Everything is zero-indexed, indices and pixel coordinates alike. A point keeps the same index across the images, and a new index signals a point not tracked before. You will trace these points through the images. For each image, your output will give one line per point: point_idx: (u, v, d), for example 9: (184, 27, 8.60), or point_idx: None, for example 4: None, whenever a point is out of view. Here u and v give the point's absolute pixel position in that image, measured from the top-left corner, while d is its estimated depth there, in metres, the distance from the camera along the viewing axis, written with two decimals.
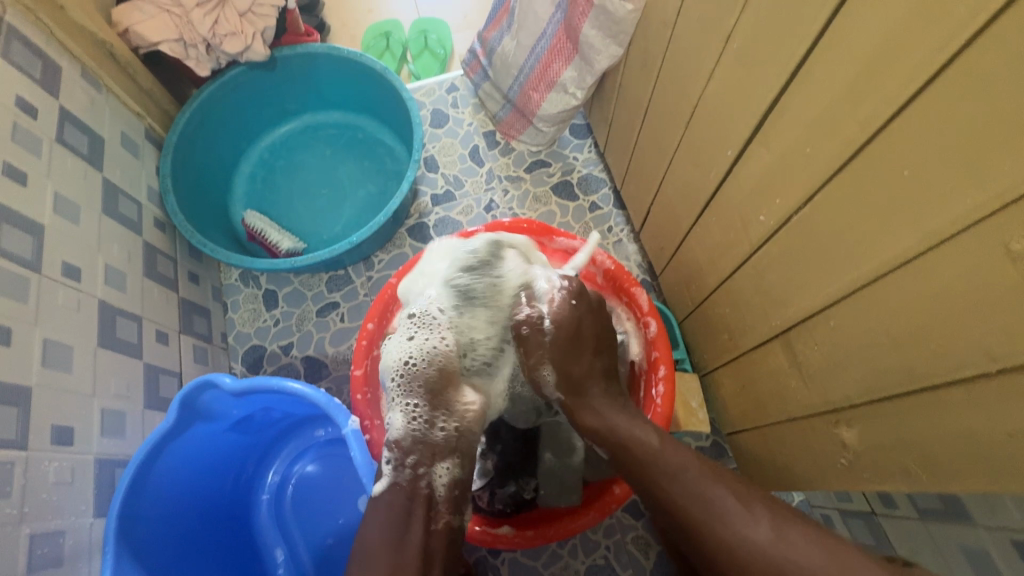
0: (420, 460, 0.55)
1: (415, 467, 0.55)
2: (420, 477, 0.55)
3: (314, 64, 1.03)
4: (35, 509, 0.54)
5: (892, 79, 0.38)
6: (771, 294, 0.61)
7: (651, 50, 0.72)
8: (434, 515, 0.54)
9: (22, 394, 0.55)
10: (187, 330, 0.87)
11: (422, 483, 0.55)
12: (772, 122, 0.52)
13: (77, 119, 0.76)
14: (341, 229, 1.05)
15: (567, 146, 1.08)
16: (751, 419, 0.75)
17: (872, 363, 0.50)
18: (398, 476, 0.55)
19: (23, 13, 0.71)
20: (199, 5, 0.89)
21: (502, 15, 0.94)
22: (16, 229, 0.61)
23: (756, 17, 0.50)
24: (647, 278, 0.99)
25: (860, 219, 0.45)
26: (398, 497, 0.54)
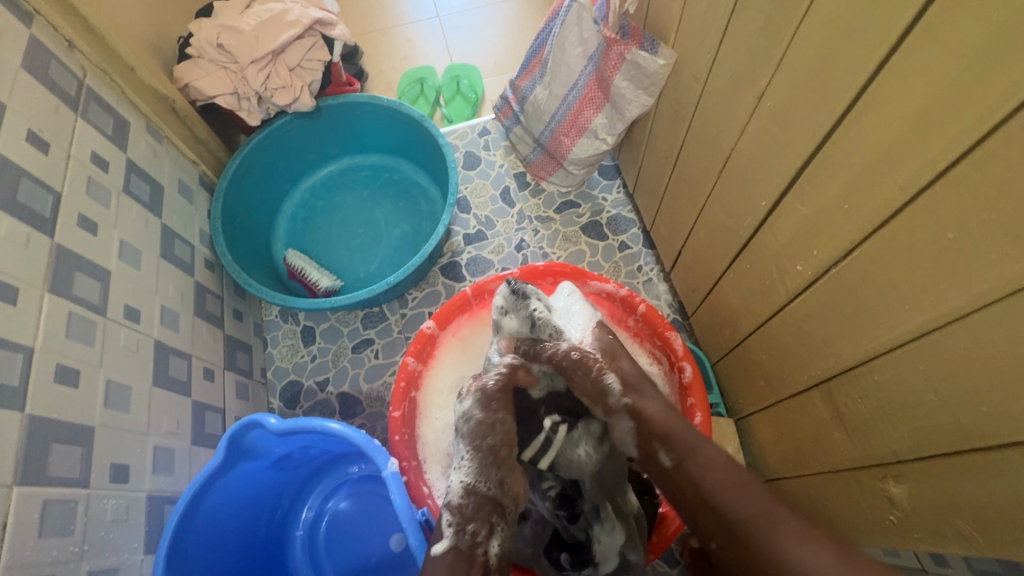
0: (478, 527, 0.56)
1: (474, 534, 0.56)
2: (478, 543, 0.56)
3: (355, 112, 1.08)
4: (93, 546, 0.57)
5: (932, 145, 0.40)
6: (809, 343, 0.61)
7: (682, 101, 0.74)
8: None
9: (85, 434, 0.58)
10: (231, 366, 0.90)
11: (479, 551, 0.55)
12: (806, 177, 0.53)
13: (141, 170, 0.82)
14: (377, 267, 1.08)
15: (596, 187, 1.11)
16: (789, 467, 0.73)
17: (919, 419, 0.49)
18: (459, 541, 0.56)
19: (100, 76, 0.78)
20: (253, 62, 0.96)
21: (535, 65, 0.98)
22: (86, 275, 0.65)
23: (788, 79, 0.52)
24: (678, 318, 0.99)
25: (902, 276, 0.46)
26: (457, 564, 0.55)
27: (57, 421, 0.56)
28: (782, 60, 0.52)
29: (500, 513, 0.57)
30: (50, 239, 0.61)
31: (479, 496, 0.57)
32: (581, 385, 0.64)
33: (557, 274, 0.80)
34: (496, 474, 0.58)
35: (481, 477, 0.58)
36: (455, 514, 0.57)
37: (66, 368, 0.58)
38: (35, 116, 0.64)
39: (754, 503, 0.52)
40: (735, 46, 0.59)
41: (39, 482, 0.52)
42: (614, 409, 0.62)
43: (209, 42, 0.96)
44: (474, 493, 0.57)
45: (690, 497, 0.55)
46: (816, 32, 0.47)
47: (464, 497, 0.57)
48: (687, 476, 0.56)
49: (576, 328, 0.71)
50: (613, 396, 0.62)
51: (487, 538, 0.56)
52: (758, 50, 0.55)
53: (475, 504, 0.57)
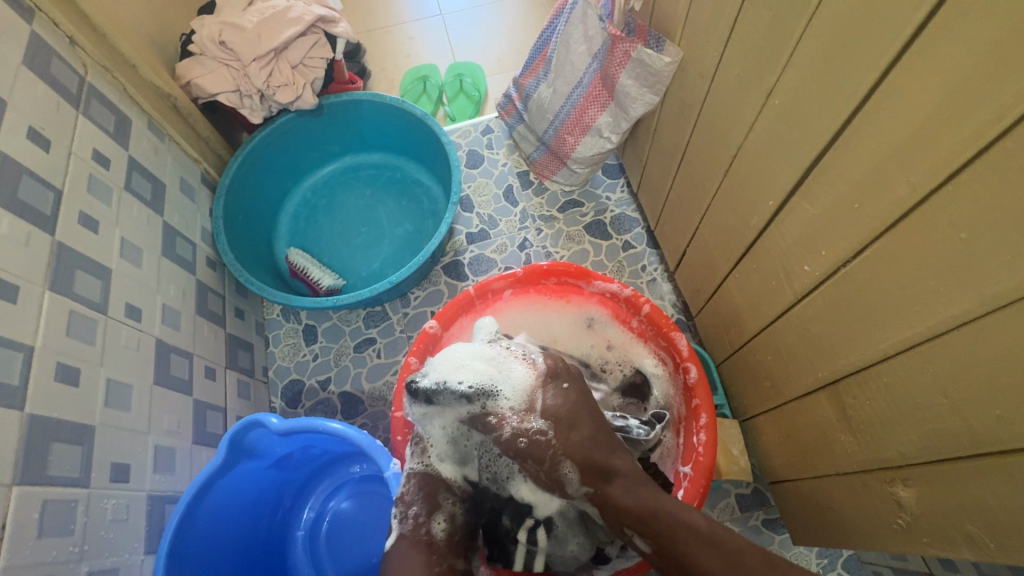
0: (421, 509, 0.57)
1: (416, 516, 0.57)
2: (421, 524, 0.56)
3: (357, 110, 1.08)
4: (93, 546, 0.56)
5: (945, 144, 0.39)
6: (816, 345, 0.60)
7: (688, 99, 0.74)
8: (436, 559, 0.54)
9: (86, 433, 0.58)
10: (232, 365, 0.89)
11: (423, 533, 0.56)
12: (815, 177, 0.52)
13: (143, 168, 0.81)
14: (379, 266, 1.08)
15: (600, 186, 1.10)
16: (795, 469, 0.73)
17: (928, 423, 0.48)
18: (402, 528, 0.56)
19: (101, 73, 0.77)
20: (255, 59, 0.95)
21: (539, 63, 0.97)
22: (87, 274, 0.64)
23: (797, 76, 0.51)
24: (682, 318, 0.99)
25: (913, 277, 0.45)
26: (402, 549, 0.55)
27: (57, 420, 0.55)
28: (791, 57, 0.51)
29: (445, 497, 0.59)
30: (50, 237, 0.61)
31: (427, 479, 0.60)
32: (538, 472, 0.53)
33: (561, 274, 0.80)
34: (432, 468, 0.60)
35: (429, 460, 0.61)
36: (400, 502, 0.58)
37: (66, 367, 0.58)
38: (35, 113, 0.64)
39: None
40: (743, 43, 0.58)
41: (39, 481, 0.52)
42: (575, 496, 0.52)
43: (212, 39, 0.96)
44: (420, 475, 0.60)
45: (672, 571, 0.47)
46: (827, 29, 0.46)
47: (410, 484, 0.59)
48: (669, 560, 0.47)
49: (509, 385, 0.56)
50: (570, 484, 0.52)
51: (430, 517, 0.57)
52: (766, 47, 0.54)
53: (421, 487, 0.59)
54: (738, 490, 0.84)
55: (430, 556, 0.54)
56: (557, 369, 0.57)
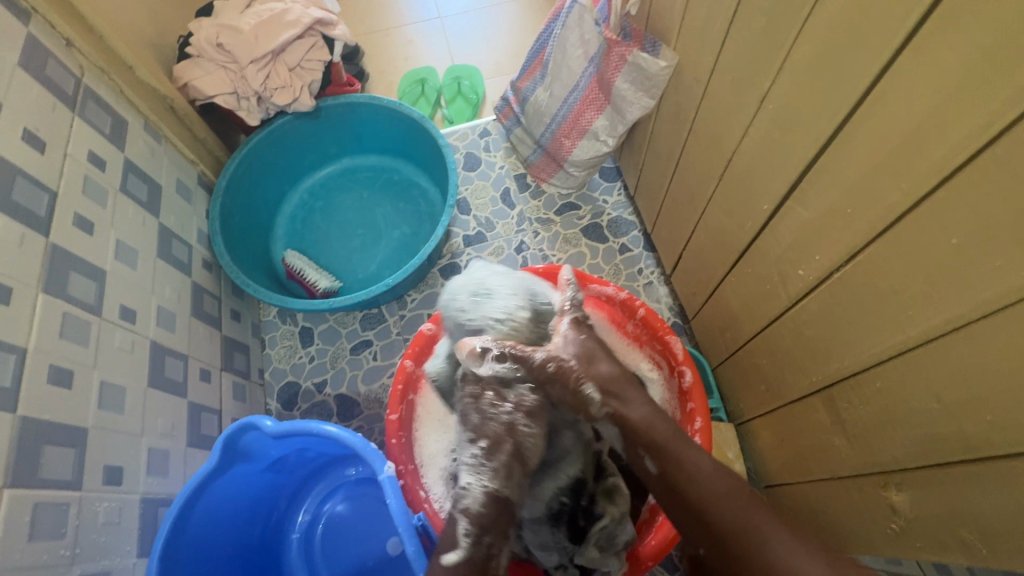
0: (493, 539, 0.52)
1: (491, 546, 0.52)
2: (492, 556, 0.52)
3: (355, 112, 1.08)
4: (85, 549, 0.56)
5: (936, 149, 0.39)
6: (811, 349, 0.60)
7: (683, 103, 0.74)
8: None
9: (78, 435, 0.58)
10: (228, 367, 0.89)
11: (491, 562, 0.52)
12: (808, 181, 0.53)
13: (139, 169, 0.81)
14: (376, 268, 1.08)
15: (597, 189, 1.10)
16: (790, 472, 0.73)
17: (921, 427, 0.48)
18: (473, 552, 0.51)
19: (98, 75, 0.77)
20: (253, 62, 0.96)
21: (536, 66, 0.98)
22: (81, 276, 0.64)
23: (790, 81, 0.51)
24: (678, 321, 0.99)
25: (906, 282, 0.45)
26: (469, 574, 0.51)
27: (50, 423, 0.55)
28: (785, 62, 0.51)
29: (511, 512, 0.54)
30: (45, 238, 0.61)
31: (496, 503, 0.52)
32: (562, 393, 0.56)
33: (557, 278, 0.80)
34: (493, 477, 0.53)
35: (494, 480, 0.53)
36: (470, 523, 0.52)
37: (59, 369, 0.58)
38: (31, 115, 0.64)
39: (739, 512, 0.46)
40: (738, 48, 0.58)
41: (31, 484, 0.52)
42: (597, 418, 0.55)
43: (210, 42, 0.96)
44: (485, 495, 0.52)
45: (677, 506, 0.50)
46: (819, 34, 0.46)
47: (470, 502, 0.52)
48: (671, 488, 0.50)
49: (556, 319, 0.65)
50: (593, 404, 0.55)
51: (501, 548, 0.53)
52: (760, 52, 0.54)
53: (491, 511, 0.52)
54: None
55: None
56: (589, 349, 0.58)
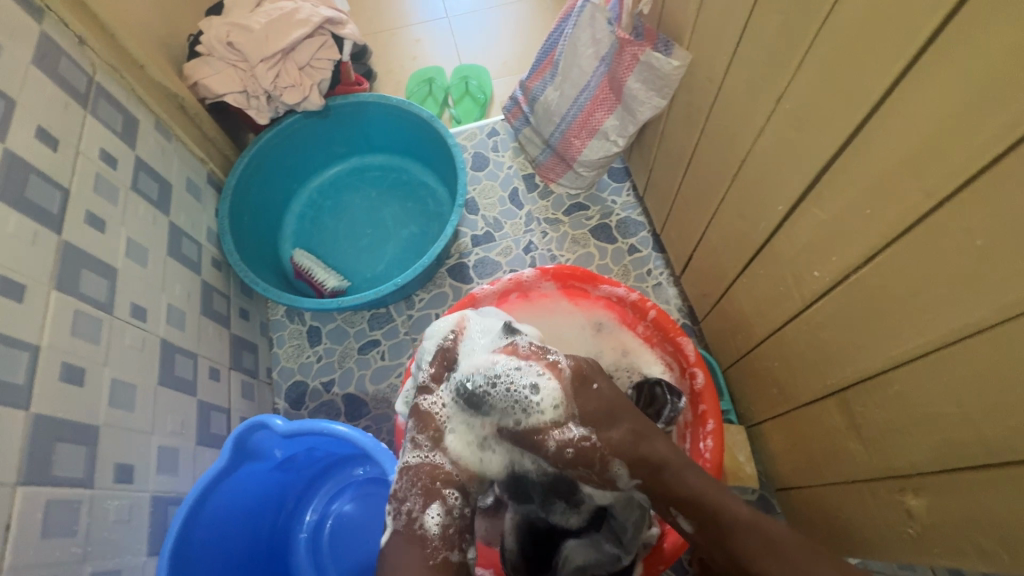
0: (413, 504, 0.58)
1: (410, 511, 0.57)
2: (413, 519, 0.57)
3: (364, 112, 1.08)
4: (96, 547, 0.56)
5: (961, 149, 0.38)
6: (826, 351, 0.59)
7: (696, 103, 0.73)
8: (431, 552, 0.55)
9: (90, 433, 0.58)
10: (236, 366, 0.89)
11: (416, 526, 0.57)
12: (826, 182, 0.52)
13: (149, 168, 0.81)
14: (384, 267, 1.08)
15: (606, 189, 1.10)
16: (802, 476, 0.72)
17: (940, 432, 0.48)
18: (396, 524, 0.58)
19: (109, 73, 0.78)
20: (263, 60, 0.96)
21: (546, 66, 0.97)
22: (93, 273, 0.64)
23: (808, 81, 0.51)
24: (688, 322, 0.98)
25: (927, 285, 0.44)
26: (399, 545, 0.56)
27: (62, 420, 0.55)
28: (802, 61, 0.51)
29: (439, 480, 0.59)
30: (58, 236, 0.61)
31: (424, 475, 0.59)
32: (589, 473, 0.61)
33: (567, 277, 0.79)
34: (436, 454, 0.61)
35: (431, 452, 0.61)
36: (393, 497, 0.59)
37: (71, 367, 0.58)
38: (44, 112, 0.64)
39: None
40: (753, 47, 0.58)
41: (43, 481, 0.52)
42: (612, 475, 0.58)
43: (220, 41, 0.96)
44: (412, 469, 0.60)
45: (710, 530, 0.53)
46: (839, 33, 0.46)
47: (413, 470, 0.60)
48: (715, 540, 0.53)
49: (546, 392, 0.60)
50: (620, 479, 0.59)
51: (422, 511, 0.57)
52: (777, 52, 0.54)
53: (413, 481, 0.59)
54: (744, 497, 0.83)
55: (424, 550, 0.55)
56: (580, 370, 0.61)
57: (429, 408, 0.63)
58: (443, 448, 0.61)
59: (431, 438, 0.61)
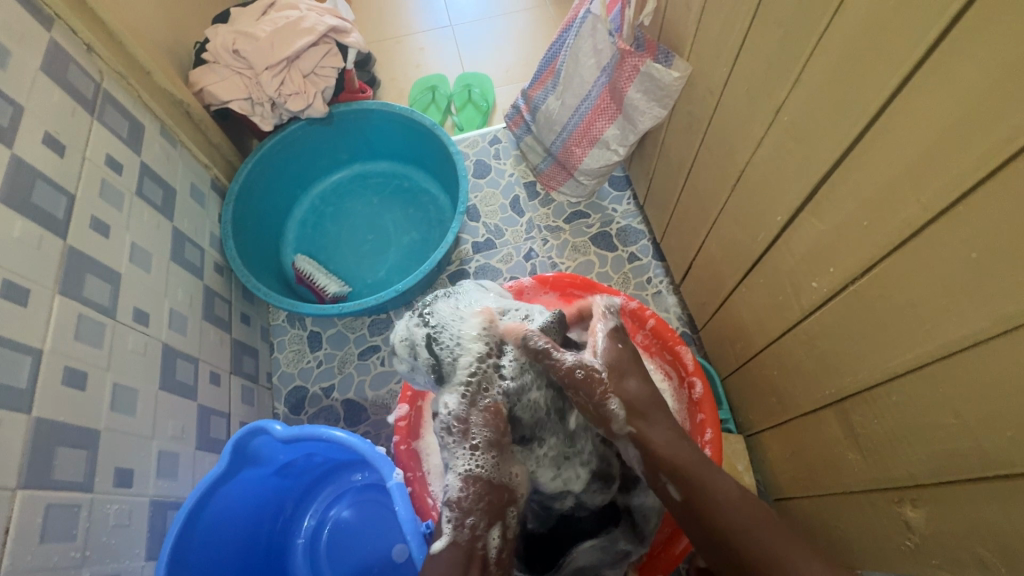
0: (477, 520, 0.55)
1: (473, 526, 0.54)
2: (477, 537, 0.54)
3: (367, 119, 1.09)
4: (95, 551, 0.56)
5: (957, 164, 0.39)
6: (824, 362, 0.60)
7: (696, 114, 0.74)
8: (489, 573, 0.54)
9: (91, 437, 0.58)
10: (237, 370, 0.90)
11: (478, 544, 0.54)
12: (823, 194, 0.53)
13: (154, 173, 0.82)
14: (385, 273, 1.08)
15: (606, 198, 1.11)
16: (801, 486, 0.72)
17: (939, 443, 0.48)
18: (457, 535, 0.54)
19: (117, 80, 0.79)
20: (268, 68, 0.97)
21: (547, 75, 0.98)
22: (97, 278, 0.65)
23: (806, 93, 0.51)
24: (688, 331, 0.98)
25: (924, 297, 0.45)
26: (457, 557, 0.53)
27: (63, 424, 0.55)
28: (801, 74, 0.51)
29: (503, 497, 0.57)
30: (62, 241, 0.61)
31: (482, 485, 0.56)
32: (582, 402, 0.57)
33: (566, 286, 0.80)
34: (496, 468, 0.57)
35: (490, 467, 0.56)
36: (455, 505, 0.55)
37: (73, 371, 0.58)
38: (51, 119, 0.65)
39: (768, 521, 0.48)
40: (753, 59, 0.58)
41: (43, 485, 0.52)
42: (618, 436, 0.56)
43: (226, 49, 0.98)
44: (476, 481, 0.55)
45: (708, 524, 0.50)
46: (837, 47, 0.46)
47: (469, 496, 0.55)
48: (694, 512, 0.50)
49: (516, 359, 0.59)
50: (616, 421, 0.56)
51: (487, 530, 0.55)
52: (776, 65, 0.55)
53: (480, 494, 0.55)
54: None
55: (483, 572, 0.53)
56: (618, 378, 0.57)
57: (449, 421, 0.58)
58: (504, 466, 0.57)
59: (486, 443, 0.56)
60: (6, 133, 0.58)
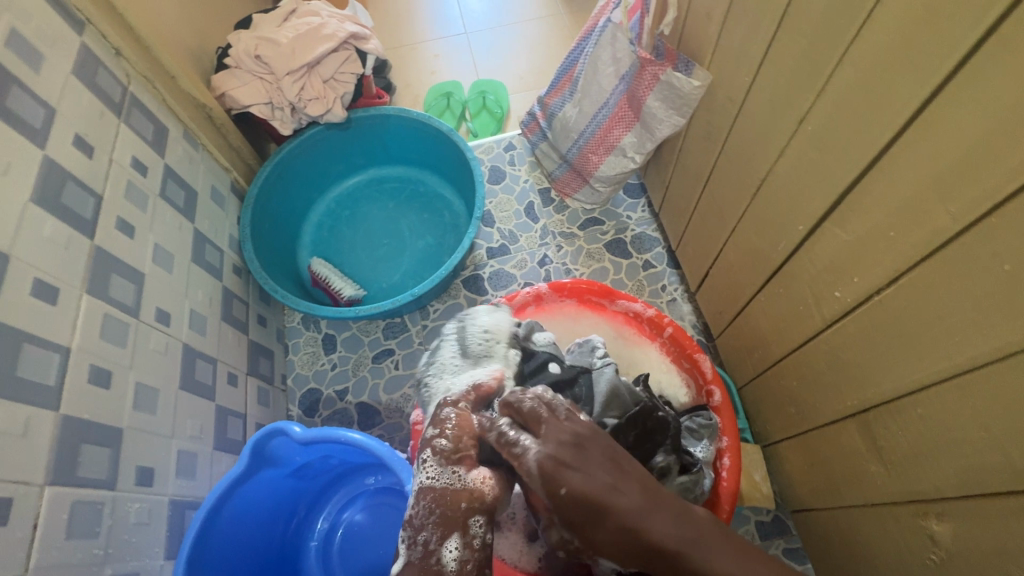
0: (431, 533, 0.45)
1: (426, 543, 0.45)
2: (431, 552, 0.45)
3: (384, 124, 1.10)
4: (116, 550, 0.56)
5: (989, 176, 0.39)
6: (846, 372, 0.59)
7: (715, 122, 0.74)
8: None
9: (114, 436, 0.59)
10: (253, 372, 0.90)
11: (433, 562, 0.44)
12: (848, 203, 0.52)
13: (177, 175, 0.83)
14: (400, 277, 1.09)
15: (621, 205, 1.11)
16: (820, 498, 0.71)
17: (966, 457, 0.47)
18: (410, 557, 0.45)
19: (143, 84, 0.80)
20: (289, 73, 0.98)
21: (565, 83, 0.99)
22: (122, 278, 0.66)
23: (831, 104, 0.51)
24: (702, 339, 0.98)
25: (953, 310, 0.44)
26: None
27: (88, 422, 0.56)
28: (826, 85, 0.52)
29: (462, 505, 0.46)
30: (90, 241, 0.62)
31: (440, 496, 0.47)
32: None
33: (583, 292, 0.80)
34: (450, 468, 0.48)
35: (444, 467, 0.48)
36: (408, 525, 0.47)
37: (98, 369, 0.59)
38: (80, 120, 0.66)
39: None
40: (776, 69, 0.59)
41: (69, 482, 0.52)
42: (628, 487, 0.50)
43: (247, 54, 0.98)
44: (428, 491, 0.47)
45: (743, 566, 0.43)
46: (865, 59, 0.46)
47: (429, 507, 0.47)
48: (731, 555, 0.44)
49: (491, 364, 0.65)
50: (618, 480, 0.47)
51: (443, 542, 0.45)
52: (800, 75, 0.55)
53: (432, 507, 0.46)
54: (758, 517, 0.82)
55: None
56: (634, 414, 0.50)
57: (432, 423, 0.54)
58: (462, 462, 0.49)
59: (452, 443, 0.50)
60: (39, 134, 0.59)
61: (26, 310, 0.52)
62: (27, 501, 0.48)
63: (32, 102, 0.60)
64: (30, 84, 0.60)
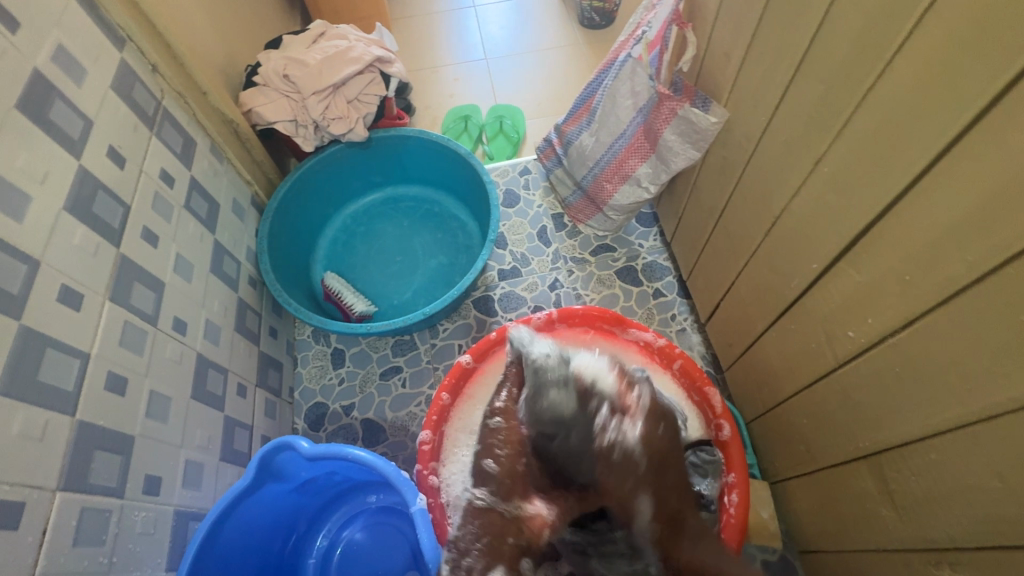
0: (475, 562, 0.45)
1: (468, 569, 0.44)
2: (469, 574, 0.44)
3: (403, 145, 1.12)
4: (121, 559, 0.56)
5: (1005, 227, 0.39)
6: (858, 413, 0.59)
7: (731, 158, 0.76)
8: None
9: (126, 443, 0.59)
10: (262, 383, 0.90)
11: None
12: (863, 245, 0.53)
13: (202, 188, 0.85)
14: (411, 295, 1.10)
15: (633, 233, 1.12)
16: (830, 540, 0.70)
17: (982, 506, 0.47)
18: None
19: (176, 98, 0.83)
20: (315, 93, 1.01)
21: (582, 112, 1.01)
22: (143, 286, 0.67)
23: (847, 147, 0.53)
24: (711, 370, 0.98)
25: (971, 356, 0.44)
26: None
27: (102, 428, 0.57)
28: (843, 129, 0.53)
29: (509, 540, 0.45)
30: (116, 249, 0.64)
31: (496, 519, 0.46)
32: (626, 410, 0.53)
33: (595, 319, 0.81)
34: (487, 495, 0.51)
35: (502, 498, 0.48)
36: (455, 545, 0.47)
37: (115, 376, 0.60)
38: (114, 133, 0.68)
39: None
40: (793, 111, 0.60)
41: (80, 488, 0.53)
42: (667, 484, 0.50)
43: (276, 73, 1.02)
44: (478, 514, 0.47)
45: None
46: (882, 106, 0.48)
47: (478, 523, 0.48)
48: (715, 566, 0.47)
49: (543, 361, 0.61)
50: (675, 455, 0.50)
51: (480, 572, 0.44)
52: (817, 119, 0.56)
53: (479, 532, 0.46)
54: (764, 556, 0.81)
55: None
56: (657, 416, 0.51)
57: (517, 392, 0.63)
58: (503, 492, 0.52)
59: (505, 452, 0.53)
60: (76, 145, 0.61)
61: (52, 316, 0.54)
62: (39, 507, 0.48)
63: (73, 114, 0.62)
64: (71, 97, 0.62)
